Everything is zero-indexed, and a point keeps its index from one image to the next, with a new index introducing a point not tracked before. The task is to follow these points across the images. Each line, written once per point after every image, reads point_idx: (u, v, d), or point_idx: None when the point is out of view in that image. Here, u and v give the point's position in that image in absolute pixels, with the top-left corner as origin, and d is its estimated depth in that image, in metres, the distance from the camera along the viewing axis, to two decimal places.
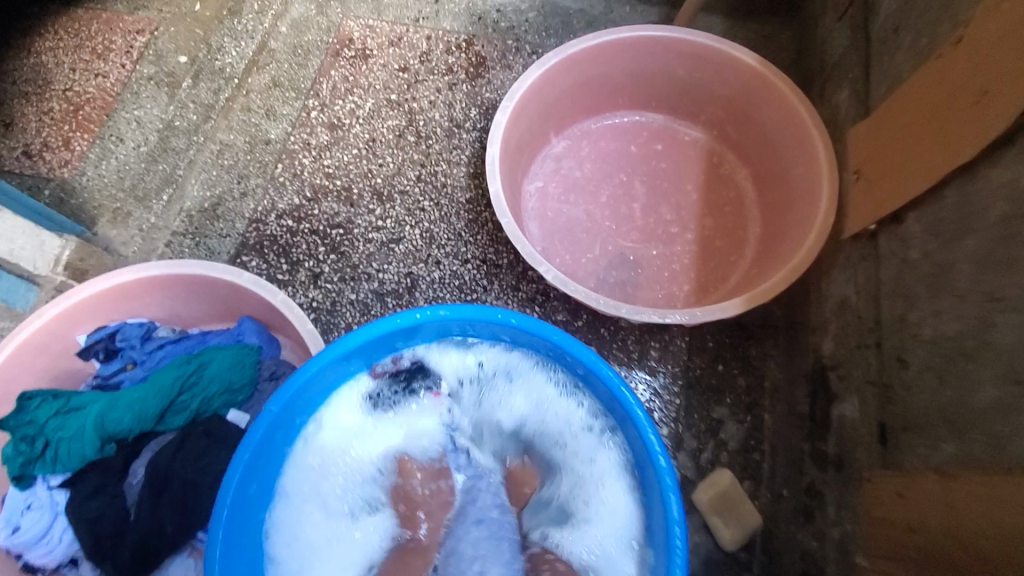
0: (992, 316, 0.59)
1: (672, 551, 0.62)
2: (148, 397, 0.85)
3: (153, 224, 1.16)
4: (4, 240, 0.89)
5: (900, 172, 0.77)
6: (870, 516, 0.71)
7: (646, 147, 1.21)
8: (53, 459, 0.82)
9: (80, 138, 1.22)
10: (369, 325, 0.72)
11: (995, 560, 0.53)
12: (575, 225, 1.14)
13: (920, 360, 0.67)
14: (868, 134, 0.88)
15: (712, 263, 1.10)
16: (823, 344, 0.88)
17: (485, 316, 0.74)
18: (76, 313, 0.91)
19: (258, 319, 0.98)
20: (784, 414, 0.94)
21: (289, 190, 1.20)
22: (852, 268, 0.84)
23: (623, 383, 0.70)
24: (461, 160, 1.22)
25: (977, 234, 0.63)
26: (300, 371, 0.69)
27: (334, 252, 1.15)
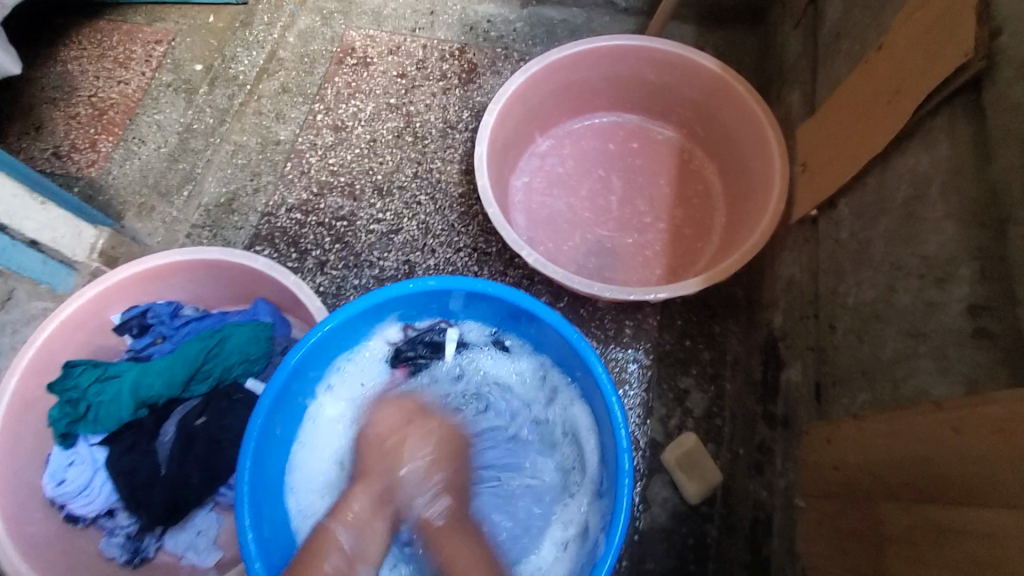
0: (896, 281, 0.70)
1: (621, 476, 0.74)
2: (175, 366, 0.96)
3: (173, 217, 1.28)
4: (46, 228, 1.02)
5: (836, 163, 0.88)
6: (804, 461, 0.81)
7: (623, 145, 1.32)
8: (95, 420, 0.94)
9: (106, 140, 1.34)
10: (371, 294, 0.84)
11: (890, 481, 0.63)
12: (558, 216, 1.25)
13: (845, 323, 0.78)
14: (814, 131, 0.99)
15: (682, 250, 1.21)
16: (774, 317, 0.98)
17: (468, 286, 0.85)
18: (110, 294, 1.02)
19: (272, 300, 1.09)
20: (743, 382, 1.04)
21: (297, 186, 1.31)
22: (798, 250, 0.95)
23: (586, 342, 0.82)
24: (454, 158, 1.33)
25: (888, 213, 0.74)
26: (312, 332, 0.81)
27: (338, 242, 1.26)
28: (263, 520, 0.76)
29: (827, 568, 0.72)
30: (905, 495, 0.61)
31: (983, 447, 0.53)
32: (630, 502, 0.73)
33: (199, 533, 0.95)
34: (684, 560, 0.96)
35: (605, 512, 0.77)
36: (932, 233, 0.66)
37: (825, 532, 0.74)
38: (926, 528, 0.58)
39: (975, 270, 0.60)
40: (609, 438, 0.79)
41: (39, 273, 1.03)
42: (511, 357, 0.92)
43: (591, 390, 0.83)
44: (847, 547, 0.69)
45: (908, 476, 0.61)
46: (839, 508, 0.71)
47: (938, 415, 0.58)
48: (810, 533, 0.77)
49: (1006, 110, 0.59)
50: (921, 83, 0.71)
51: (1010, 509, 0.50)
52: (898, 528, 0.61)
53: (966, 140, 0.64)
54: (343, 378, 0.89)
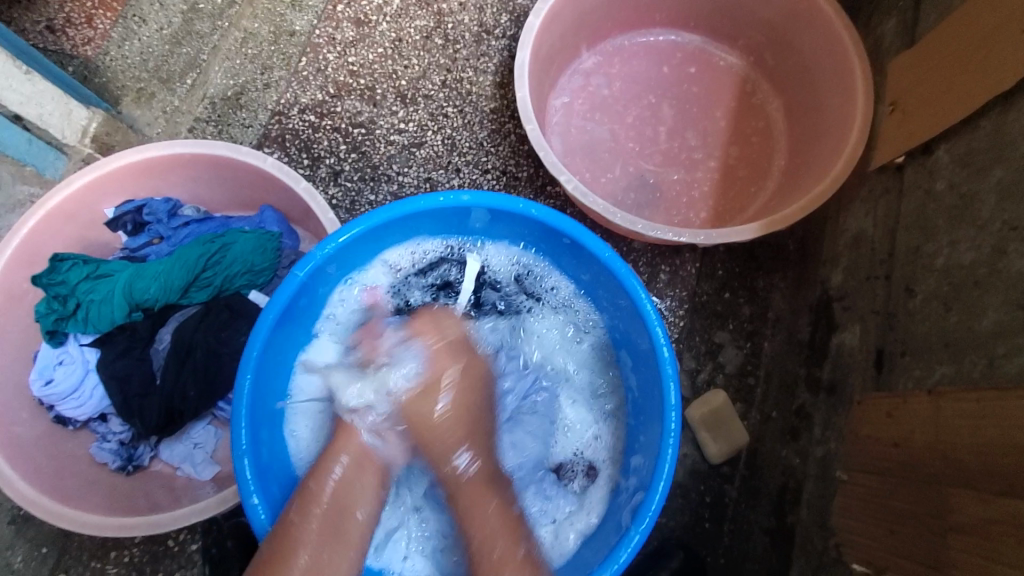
0: (1007, 243, 0.61)
1: (667, 431, 0.68)
2: (173, 270, 0.89)
3: (175, 107, 1.17)
4: (33, 102, 0.91)
5: (936, 103, 0.76)
6: (850, 433, 0.74)
7: (679, 70, 1.17)
8: (85, 320, 0.87)
9: (104, 15, 1.14)
10: (393, 205, 0.74)
11: (967, 468, 0.56)
12: (598, 143, 1.13)
13: (927, 287, 0.69)
14: (909, 65, 0.86)
15: (732, 193, 1.10)
16: (832, 275, 0.89)
17: (506, 206, 0.75)
18: (104, 185, 0.93)
19: (279, 209, 1.00)
20: (784, 342, 0.96)
21: (312, 84, 1.18)
22: (873, 202, 0.84)
23: (639, 283, 0.72)
24: (488, 68, 1.19)
25: (1006, 162, 0.63)
26: (326, 243, 0.72)
27: (355, 152, 1.15)
28: (262, 446, 0.70)
29: (865, 546, 0.67)
30: (986, 487, 0.54)
31: None
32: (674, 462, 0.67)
33: (196, 446, 0.91)
34: (699, 517, 0.93)
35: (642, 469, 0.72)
36: None
37: (867, 509, 0.68)
38: (1007, 525, 0.51)
39: None
40: (653, 388, 0.72)
41: (24, 152, 0.93)
42: (540, 289, 0.83)
43: (637, 333, 0.74)
44: (896, 531, 0.62)
45: (987, 463, 0.54)
46: (891, 487, 0.64)
47: None
48: (847, 508, 0.71)
49: None
50: None
51: None
52: (970, 519, 0.55)
53: None
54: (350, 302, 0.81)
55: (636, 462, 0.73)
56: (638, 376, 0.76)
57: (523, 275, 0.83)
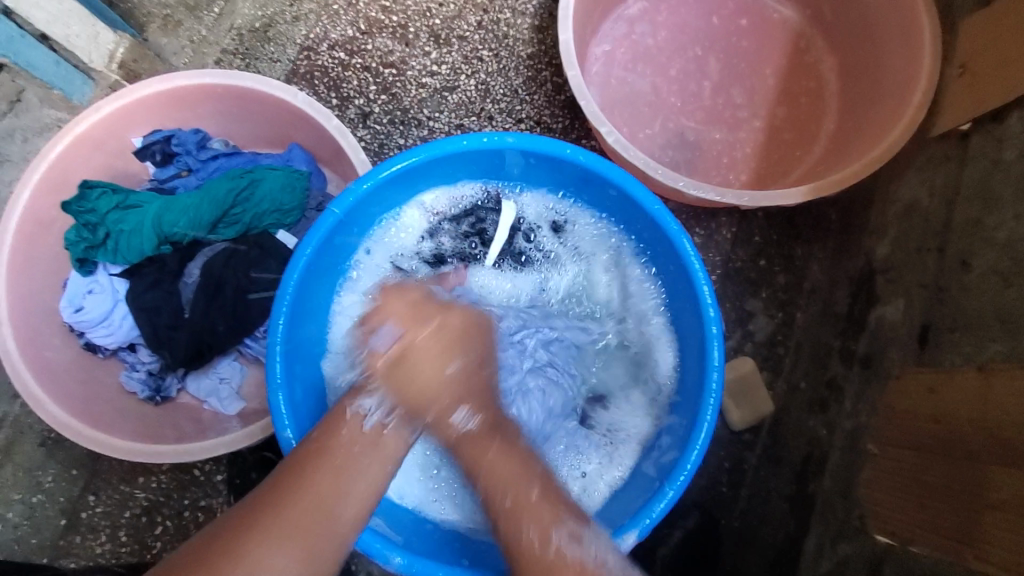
0: None
1: (708, 390, 0.67)
2: (202, 205, 0.87)
3: (202, 37, 1.12)
4: (58, 22, 0.88)
5: (1017, 66, 0.71)
6: (886, 407, 0.73)
7: (729, 21, 1.10)
8: (115, 250, 0.87)
9: None
10: (435, 144, 0.72)
11: (1012, 446, 0.55)
12: (638, 97, 1.08)
13: (986, 262, 0.65)
14: (986, 24, 0.80)
15: (776, 156, 1.05)
16: (877, 247, 0.86)
17: (552, 151, 0.72)
18: (132, 114, 0.91)
19: (307, 148, 0.97)
20: (818, 313, 0.94)
21: (343, 19, 1.13)
22: (931, 170, 0.80)
23: (688, 241, 0.70)
24: (527, 10, 1.13)
25: None
26: (367, 179, 0.70)
27: (384, 93, 1.11)
28: (296, 382, 0.70)
29: (891, 517, 0.67)
30: None
31: None
32: (712, 422, 0.66)
33: (222, 381, 0.92)
34: (716, 480, 0.92)
35: (677, 428, 0.71)
36: None
37: (897, 482, 0.68)
38: None
39: None
40: (694, 347, 0.71)
41: (52, 75, 0.90)
42: (579, 241, 0.81)
43: (680, 290, 0.73)
44: (926, 504, 0.63)
45: None
46: (925, 462, 0.64)
47: None
48: (876, 481, 0.71)
49: None
50: None
51: None
52: (1008, 496, 0.55)
53: None
54: (385, 244, 0.80)
55: (669, 421, 0.73)
56: (677, 334, 0.75)
57: (562, 226, 0.81)
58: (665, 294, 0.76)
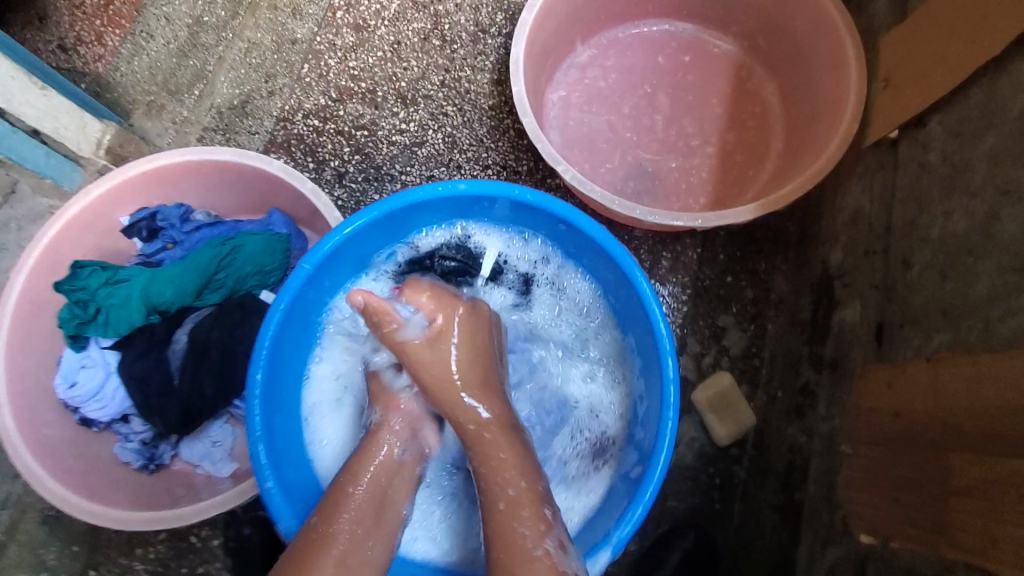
0: (1001, 209, 0.59)
1: (667, 406, 0.68)
2: (187, 272, 0.92)
3: (184, 117, 1.20)
4: (48, 116, 0.94)
5: (928, 76, 0.76)
6: (856, 407, 0.74)
7: (673, 58, 1.18)
8: (104, 324, 0.89)
9: (112, 34, 1.24)
10: (394, 196, 0.76)
11: (968, 431, 0.56)
12: (596, 135, 1.15)
13: (925, 258, 0.69)
14: (903, 41, 0.86)
15: (732, 177, 1.11)
16: (832, 254, 0.90)
17: (502, 191, 0.76)
18: (117, 195, 0.96)
19: (286, 211, 1.03)
20: (788, 324, 0.97)
21: (315, 90, 1.21)
22: (870, 177, 0.84)
23: (634, 262, 0.73)
24: (485, 66, 1.21)
25: (999, 129, 0.62)
26: (334, 233, 0.74)
27: (357, 153, 1.18)
28: (278, 430, 0.73)
29: (872, 517, 0.67)
30: (986, 448, 0.54)
31: None
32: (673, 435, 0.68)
33: (215, 444, 0.94)
34: (708, 498, 0.94)
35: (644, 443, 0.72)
36: None
37: (874, 481, 0.68)
38: (1009, 483, 0.51)
39: None
40: (652, 364, 0.73)
41: (43, 166, 0.96)
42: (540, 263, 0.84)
43: (631, 304, 0.75)
44: (901, 499, 0.63)
45: (980, 427, 0.55)
46: (895, 457, 0.65)
47: None
48: (855, 481, 0.71)
49: None
50: None
51: None
52: (969, 480, 0.55)
53: None
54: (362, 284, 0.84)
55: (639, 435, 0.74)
56: (636, 348, 0.77)
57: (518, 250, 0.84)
58: (621, 306, 0.78)
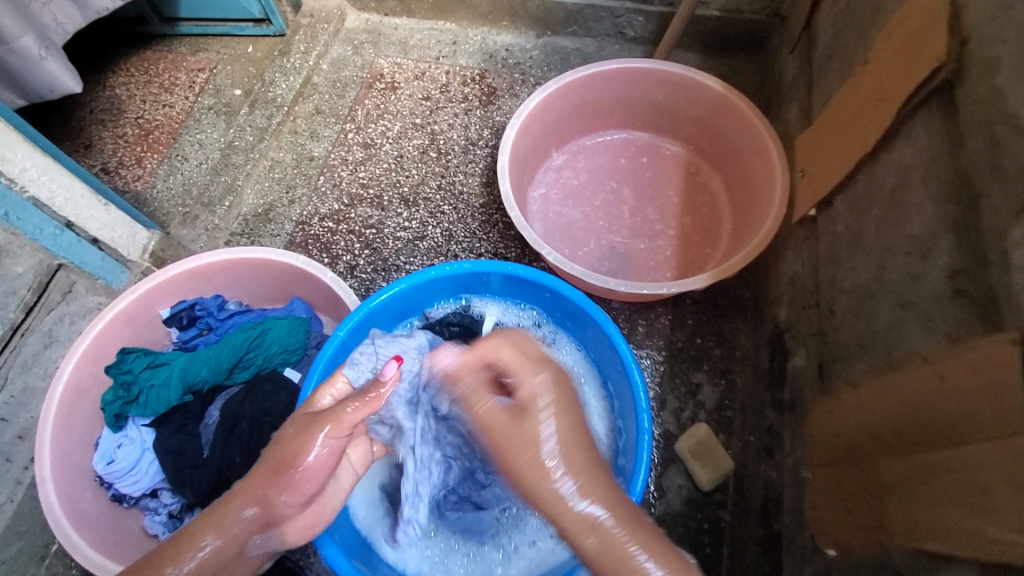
0: (886, 261, 0.75)
1: (642, 435, 0.79)
2: (221, 354, 1.04)
3: (215, 225, 1.37)
4: (106, 227, 1.11)
5: (828, 167, 0.96)
6: (811, 437, 0.85)
7: (633, 160, 1.41)
8: (145, 403, 1.00)
9: (152, 157, 1.46)
10: (411, 275, 0.91)
11: (885, 435, 0.66)
12: (573, 224, 1.34)
13: (843, 306, 0.84)
14: (811, 140, 1.08)
15: (692, 254, 1.29)
16: (780, 312, 1.05)
17: (497, 268, 0.92)
18: (161, 291, 1.10)
19: (306, 301, 1.18)
20: (752, 376, 1.10)
21: (330, 197, 1.41)
22: (800, 247, 1.02)
23: (606, 316, 0.87)
24: (475, 172, 1.43)
25: (878, 203, 0.80)
26: (364, 305, 0.89)
27: (367, 248, 1.35)
28: None
29: (834, 533, 0.75)
30: (899, 447, 0.63)
31: (964, 389, 0.56)
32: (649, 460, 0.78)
33: None
34: (700, 544, 1.00)
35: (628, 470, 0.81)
36: (916, 215, 0.71)
37: (830, 499, 0.77)
38: (918, 473, 0.60)
39: (952, 241, 0.64)
40: (628, 402, 0.84)
41: (98, 268, 1.10)
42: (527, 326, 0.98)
43: (607, 352, 0.89)
44: (850, 510, 0.71)
45: (891, 430, 0.65)
46: (841, 473, 0.75)
47: (927, 367, 0.61)
48: (817, 504, 0.80)
49: (973, 104, 0.65)
50: (903, 81, 0.77)
51: (988, 440, 0.53)
52: (893, 479, 0.63)
53: (940, 132, 0.70)
54: None
55: (621, 464, 0.83)
56: (616, 392, 0.89)
57: (511, 316, 0.99)
58: (600, 356, 0.92)
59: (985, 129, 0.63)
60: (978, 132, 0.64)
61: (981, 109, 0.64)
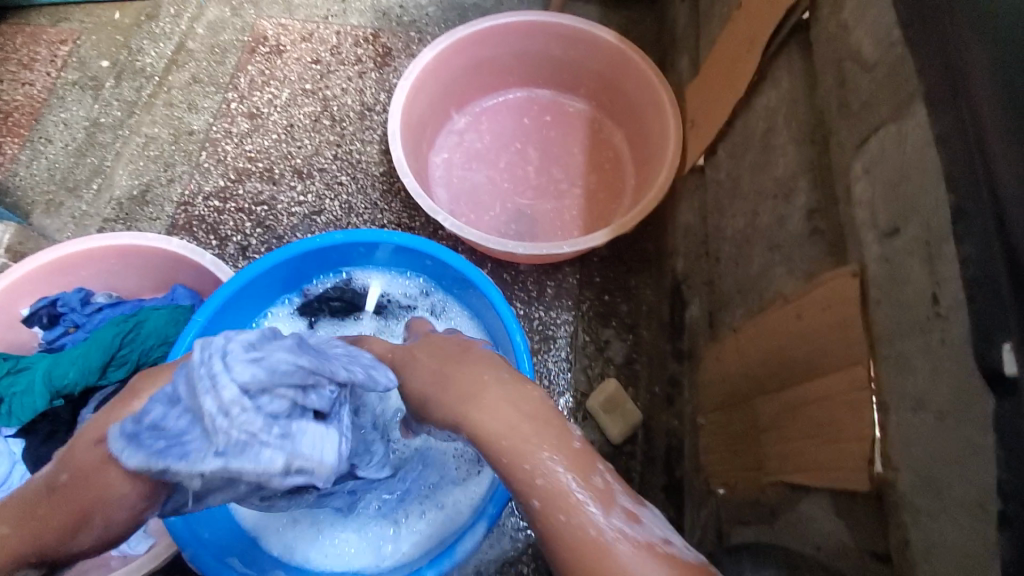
0: (758, 206, 0.76)
1: None
2: (90, 352, 0.93)
3: (84, 212, 1.25)
4: None
5: (711, 116, 0.96)
6: (703, 383, 0.87)
7: (536, 119, 1.38)
8: (8, 414, 0.91)
9: (11, 142, 1.30)
10: (282, 249, 0.85)
11: (760, 376, 0.68)
12: (478, 188, 1.30)
13: (726, 252, 0.85)
14: (699, 90, 1.07)
15: (597, 211, 1.28)
16: (678, 264, 1.07)
17: (374, 237, 0.87)
18: (15, 290, 0.99)
19: (190, 286, 1.08)
20: (657, 328, 1.11)
21: (214, 173, 1.30)
22: (692, 197, 1.03)
23: (489, 280, 0.85)
24: (373, 139, 1.36)
25: (752, 148, 0.80)
26: (233, 280, 0.82)
27: (259, 227, 1.26)
28: None
29: (723, 473, 0.77)
30: (770, 387, 0.65)
31: (814, 325, 0.57)
32: None
33: None
34: None
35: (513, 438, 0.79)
36: (780, 157, 0.72)
37: (720, 441, 0.78)
38: (786, 410, 0.62)
39: (809, 181, 0.65)
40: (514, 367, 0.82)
41: None
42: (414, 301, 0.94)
43: (494, 318, 0.87)
44: (736, 450, 0.73)
45: (765, 371, 0.67)
46: (728, 416, 0.76)
47: (787, 307, 0.63)
48: (710, 446, 0.82)
49: (826, 42, 0.65)
50: (770, 22, 0.76)
51: (834, 372, 0.55)
52: (767, 418, 0.65)
53: (800, 73, 0.71)
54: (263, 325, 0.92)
55: None
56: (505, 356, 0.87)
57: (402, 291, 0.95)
58: (489, 323, 0.89)
59: (835, 68, 0.63)
60: (831, 71, 0.64)
61: (832, 47, 0.64)
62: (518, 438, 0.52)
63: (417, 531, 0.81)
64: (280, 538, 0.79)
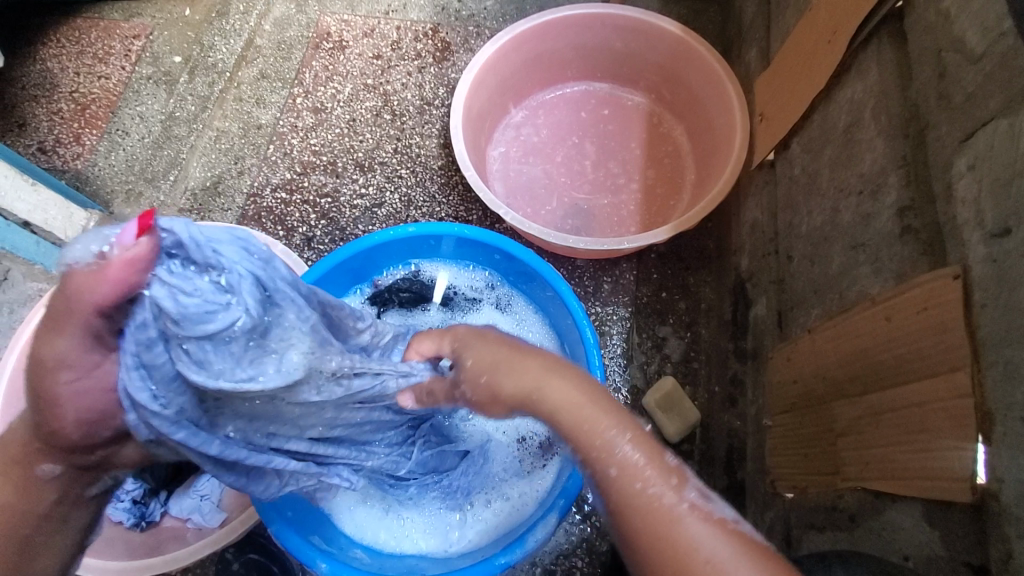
0: (839, 203, 0.73)
1: None
2: None
3: (161, 202, 1.31)
4: (37, 209, 1.09)
5: (784, 109, 0.93)
6: (771, 383, 0.85)
7: (594, 113, 1.37)
8: None
9: (91, 133, 1.38)
10: (358, 241, 0.88)
11: (839, 379, 0.65)
12: (534, 183, 1.30)
13: (799, 251, 0.83)
14: (769, 83, 1.04)
15: (656, 207, 1.27)
16: (742, 261, 1.04)
17: (445, 230, 0.89)
18: None
19: None
20: (717, 327, 1.09)
21: (281, 166, 1.35)
22: (760, 193, 1.00)
23: (558, 274, 0.86)
24: (432, 133, 1.38)
25: (832, 142, 0.78)
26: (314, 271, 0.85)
27: (323, 218, 1.30)
28: None
29: (791, 477, 0.75)
30: (851, 390, 0.63)
31: (906, 328, 0.55)
32: None
33: (203, 497, 0.95)
34: None
35: None
36: (867, 152, 0.69)
37: (788, 443, 0.77)
38: (870, 415, 0.60)
39: (901, 178, 0.63)
40: (581, 360, 0.84)
41: (33, 253, 1.09)
42: (480, 294, 0.97)
43: (561, 311, 0.88)
44: (807, 454, 0.71)
45: (845, 373, 0.65)
46: (799, 417, 0.74)
47: (873, 308, 0.61)
48: (776, 449, 0.80)
49: (924, 31, 0.63)
50: (857, 10, 0.73)
51: (929, 378, 0.53)
52: (846, 422, 0.63)
53: (890, 63, 0.68)
54: None
55: None
56: (570, 350, 0.88)
57: (467, 284, 0.97)
58: (556, 316, 0.91)
59: (934, 58, 0.61)
60: (928, 62, 0.61)
61: (930, 36, 0.61)
62: (592, 416, 0.56)
63: (482, 520, 0.83)
64: (351, 519, 0.82)
